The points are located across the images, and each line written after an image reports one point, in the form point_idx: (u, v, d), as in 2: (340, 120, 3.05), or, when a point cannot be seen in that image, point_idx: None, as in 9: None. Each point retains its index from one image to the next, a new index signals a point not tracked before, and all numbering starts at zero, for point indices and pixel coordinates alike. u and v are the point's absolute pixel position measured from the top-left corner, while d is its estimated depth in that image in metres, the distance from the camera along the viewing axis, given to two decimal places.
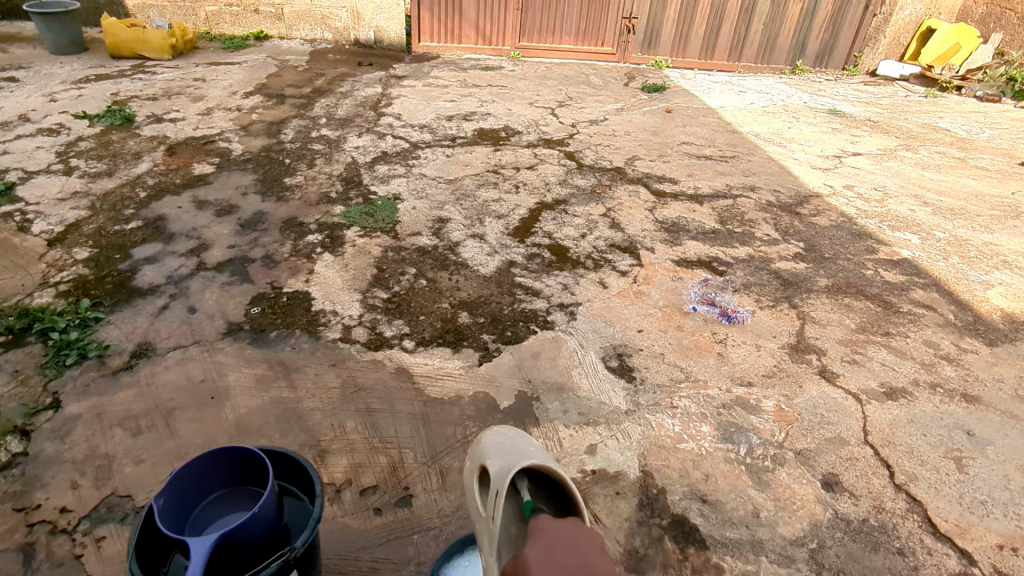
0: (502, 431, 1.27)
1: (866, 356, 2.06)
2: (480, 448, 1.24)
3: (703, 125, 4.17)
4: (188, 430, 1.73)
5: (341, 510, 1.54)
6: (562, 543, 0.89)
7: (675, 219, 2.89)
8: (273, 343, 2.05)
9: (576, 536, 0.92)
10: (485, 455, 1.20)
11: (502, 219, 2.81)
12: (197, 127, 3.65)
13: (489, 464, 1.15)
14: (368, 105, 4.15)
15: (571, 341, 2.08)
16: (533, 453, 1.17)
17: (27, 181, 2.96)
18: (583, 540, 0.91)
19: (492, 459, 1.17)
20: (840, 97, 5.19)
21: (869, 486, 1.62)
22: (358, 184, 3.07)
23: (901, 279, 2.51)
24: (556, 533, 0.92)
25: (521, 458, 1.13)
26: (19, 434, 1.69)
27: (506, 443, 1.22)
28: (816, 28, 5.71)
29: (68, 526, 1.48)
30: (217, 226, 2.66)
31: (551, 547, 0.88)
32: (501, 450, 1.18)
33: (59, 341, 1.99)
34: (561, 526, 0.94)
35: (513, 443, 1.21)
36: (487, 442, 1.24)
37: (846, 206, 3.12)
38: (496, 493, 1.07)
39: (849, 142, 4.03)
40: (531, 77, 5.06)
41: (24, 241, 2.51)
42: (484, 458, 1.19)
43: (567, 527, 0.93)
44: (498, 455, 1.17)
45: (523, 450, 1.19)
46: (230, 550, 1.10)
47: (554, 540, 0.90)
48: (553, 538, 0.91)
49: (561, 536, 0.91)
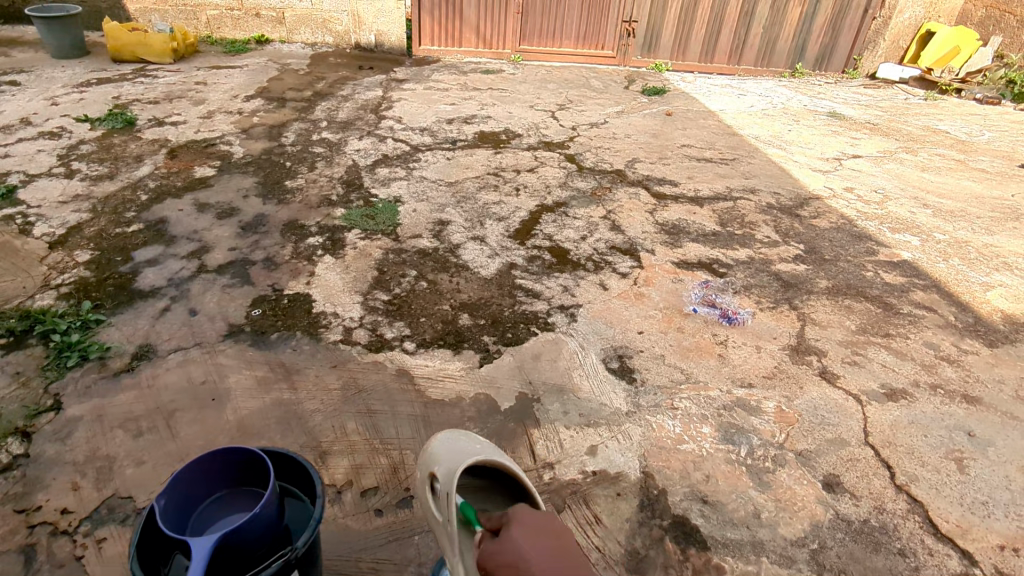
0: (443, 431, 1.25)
1: (866, 358, 2.07)
2: (426, 452, 1.22)
3: (703, 128, 4.18)
4: (189, 431, 1.73)
5: (341, 511, 1.54)
6: (545, 532, 0.90)
7: (675, 221, 2.90)
8: (274, 345, 2.05)
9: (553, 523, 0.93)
10: (430, 457, 1.19)
11: (502, 222, 2.82)
12: (198, 130, 3.66)
13: (434, 467, 1.14)
14: (369, 108, 4.17)
15: (572, 342, 2.09)
16: (477, 447, 1.17)
17: (28, 184, 2.97)
18: (557, 530, 0.92)
19: (439, 463, 1.14)
20: (841, 100, 5.19)
21: (869, 487, 1.62)
22: (359, 187, 3.08)
23: (901, 281, 2.51)
24: (531, 519, 0.93)
25: (465, 455, 1.12)
26: (19, 436, 1.69)
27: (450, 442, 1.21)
28: (816, 32, 5.73)
29: (69, 527, 1.49)
30: (217, 229, 2.67)
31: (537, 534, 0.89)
32: (447, 451, 1.17)
33: (60, 343, 2.00)
34: (535, 514, 0.95)
35: (457, 441, 1.20)
36: (431, 445, 1.22)
37: (846, 208, 3.12)
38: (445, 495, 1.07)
39: (849, 145, 4.04)
40: (531, 80, 5.07)
41: (25, 244, 2.52)
42: (430, 460, 1.18)
43: (540, 517, 0.94)
44: (443, 455, 1.16)
45: (467, 447, 1.17)
46: (232, 550, 1.10)
47: (534, 526, 0.91)
48: (534, 525, 0.92)
49: (539, 524, 0.92)
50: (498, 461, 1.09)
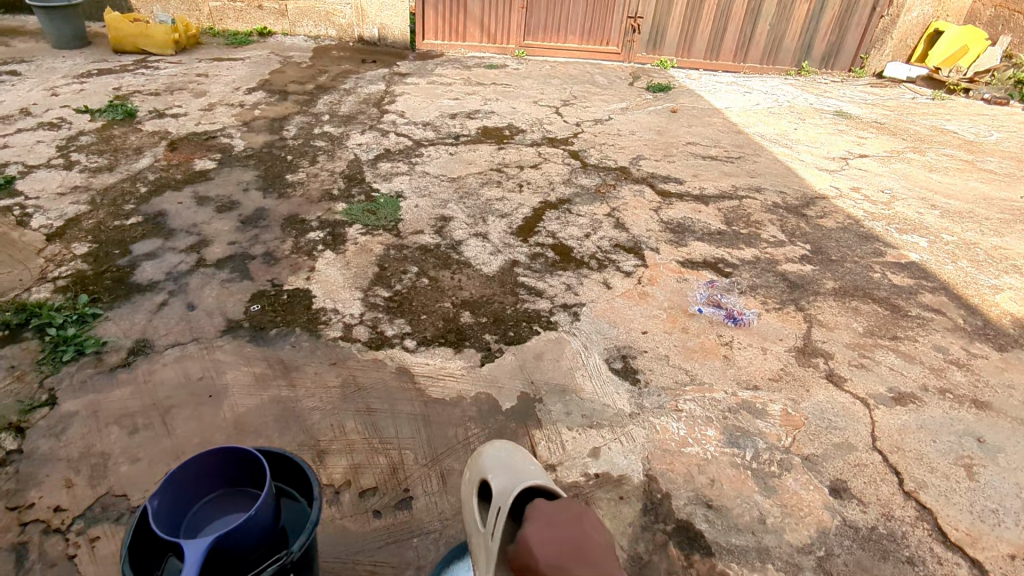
0: (503, 446, 1.22)
1: (874, 361, 2.03)
2: (480, 464, 1.19)
3: (708, 126, 4.14)
4: (186, 428, 1.71)
5: (339, 512, 1.51)
6: (559, 522, 0.94)
7: (680, 220, 2.86)
8: (272, 341, 2.02)
9: (566, 514, 0.97)
10: (484, 470, 1.16)
11: (505, 218, 2.79)
12: (199, 122, 3.63)
13: (492, 481, 1.11)
14: (371, 102, 4.13)
15: (575, 341, 2.06)
16: (535, 475, 1.14)
17: (27, 175, 2.94)
18: (572, 516, 0.96)
19: (496, 479, 1.12)
20: (847, 98, 5.15)
21: (877, 493, 1.59)
22: (360, 182, 3.05)
23: (909, 282, 2.48)
24: (546, 513, 0.97)
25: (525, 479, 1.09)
26: (13, 431, 1.67)
27: (508, 460, 1.18)
28: (823, 29, 5.67)
29: (62, 525, 1.46)
30: (217, 222, 2.64)
31: (548, 529, 0.93)
32: (506, 471, 1.14)
33: (56, 337, 1.97)
34: (549, 506, 0.99)
35: (517, 463, 1.17)
36: (486, 457, 1.19)
37: (854, 208, 3.09)
38: (494, 509, 1.04)
39: (856, 144, 4.00)
40: (534, 76, 5.03)
41: (23, 236, 2.50)
42: (484, 473, 1.15)
43: (555, 506, 0.99)
44: (501, 473, 1.13)
45: (526, 470, 1.15)
46: (228, 552, 1.07)
47: (548, 520, 0.94)
48: (547, 520, 0.95)
49: (553, 515, 0.96)
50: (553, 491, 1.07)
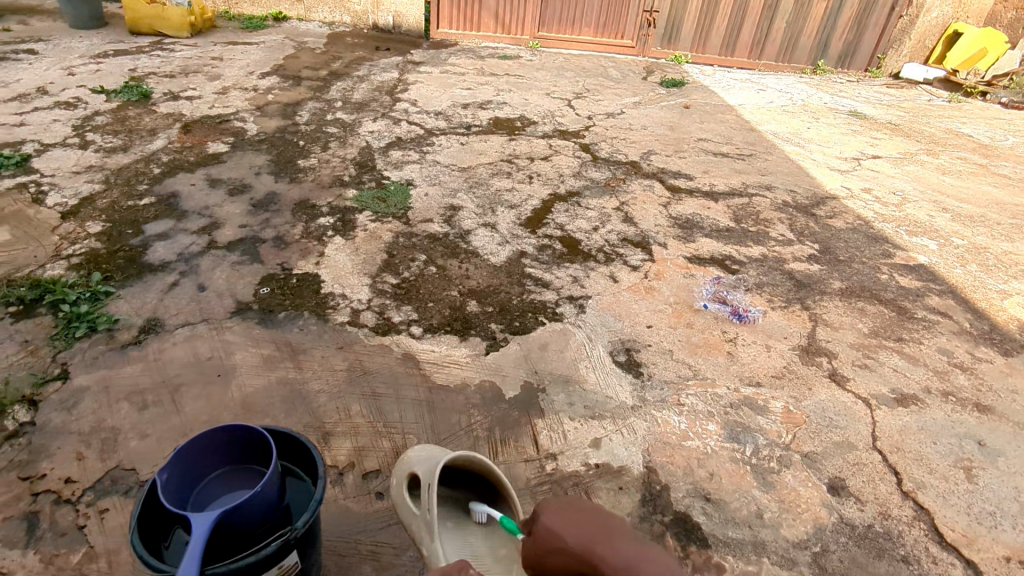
0: (423, 447, 1.40)
1: (878, 361, 2.04)
2: (406, 463, 1.36)
3: (721, 122, 4.12)
4: (194, 406, 1.74)
5: (343, 493, 1.54)
6: (574, 508, 0.91)
7: (689, 216, 2.86)
8: (281, 324, 2.05)
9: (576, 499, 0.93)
10: (412, 465, 1.33)
11: (514, 209, 2.80)
12: (213, 105, 3.65)
13: (419, 472, 1.29)
14: (384, 90, 4.14)
15: (580, 333, 2.07)
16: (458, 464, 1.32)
17: (43, 154, 2.98)
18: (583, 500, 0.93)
19: (424, 469, 1.29)
20: (862, 98, 5.11)
21: (875, 492, 1.60)
22: (371, 169, 3.06)
23: (917, 285, 2.48)
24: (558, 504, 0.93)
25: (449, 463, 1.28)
26: (26, 404, 1.71)
27: (429, 455, 1.36)
28: (840, 28, 5.61)
29: (72, 496, 1.49)
30: (229, 205, 2.67)
31: (568, 517, 0.90)
32: (428, 462, 1.31)
33: (69, 313, 2.01)
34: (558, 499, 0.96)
35: (436, 455, 1.35)
36: (412, 456, 1.37)
37: (864, 209, 3.08)
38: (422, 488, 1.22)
39: (869, 144, 3.98)
40: (548, 67, 5.02)
41: (38, 213, 2.54)
42: (412, 467, 1.32)
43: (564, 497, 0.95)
44: (425, 464, 1.30)
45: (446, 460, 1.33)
46: (233, 527, 1.09)
47: (564, 510, 0.91)
48: (563, 510, 0.91)
49: (564, 503, 0.93)
50: (476, 458, 1.23)
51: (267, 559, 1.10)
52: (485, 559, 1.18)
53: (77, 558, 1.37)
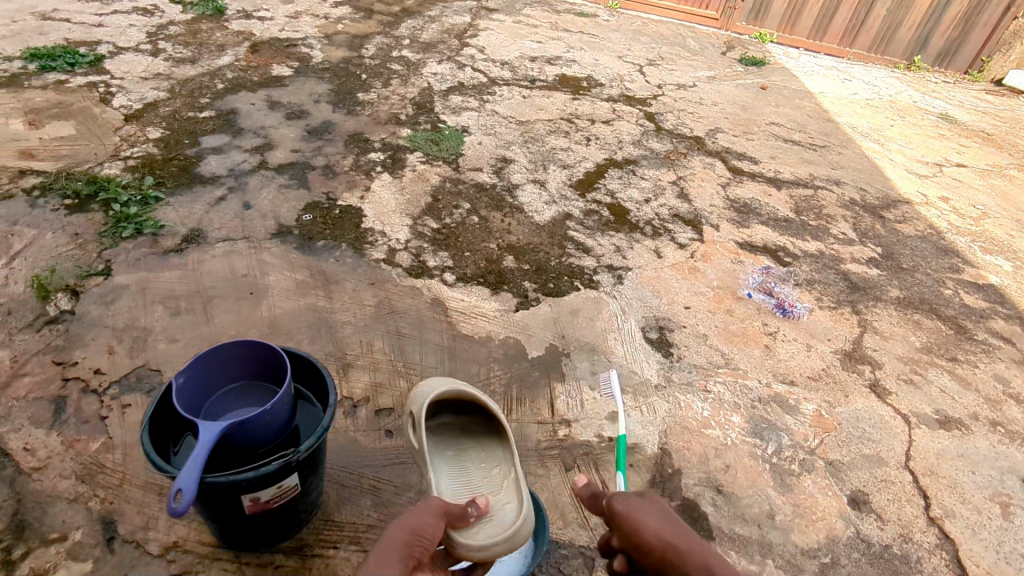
0: (426, 383, 1.34)
1: (925, 379, 1.92)
2: (412, 398, 1.33)
3: (798, 108, 3.90)
4: (224, 319, 1.76)
5: (354, 425, 1.55)
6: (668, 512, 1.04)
7: (747, 200, 2.73)
8: (318, 252, 2.05)
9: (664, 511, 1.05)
10: (411, 401, 1.32)
11: (566, 169, 2.72)
12: (283, 28, 3.63)
13: (413, 406, 1.30)
14: (454, 33, 4.04)
15: (614, 304, 2.02)
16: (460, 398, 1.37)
17: (116, 56, 3.03)
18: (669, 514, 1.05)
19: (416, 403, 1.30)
20: (956, 102, 4.76)
21: (899, 513, 1.52)
22: (429, 111, 3.01)
23: (983, 305, 2.32)
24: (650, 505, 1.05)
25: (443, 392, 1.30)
26: (68, 293, 1.76)
27: (428, 388, 1.33)
28: (945, 23, 5.20)
29: (99, 387, 1.54)
30: (284, 128, 2.67)
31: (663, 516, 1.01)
32: (422, 394, 1.31)
33: (119, 213, 2.05)
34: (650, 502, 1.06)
35: (431, 387, 1.32)
36: (417, 393, 1.33)
37: (938, 218, 2.88)
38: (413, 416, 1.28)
39: (955, 151, 3.71)
40: (624, 30, 4.82)
41: (103, 113, 2.59)
42: (410, 404, 1.31)
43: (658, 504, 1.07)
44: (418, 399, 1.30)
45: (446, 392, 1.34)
46: (239, 438, 1.10)
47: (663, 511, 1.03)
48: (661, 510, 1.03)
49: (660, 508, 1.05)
50: (470, 391, 1.31)
51: (266, 477, 1.10)
52: (478, 484, 1.27)
53: (95, 446, 1.42)
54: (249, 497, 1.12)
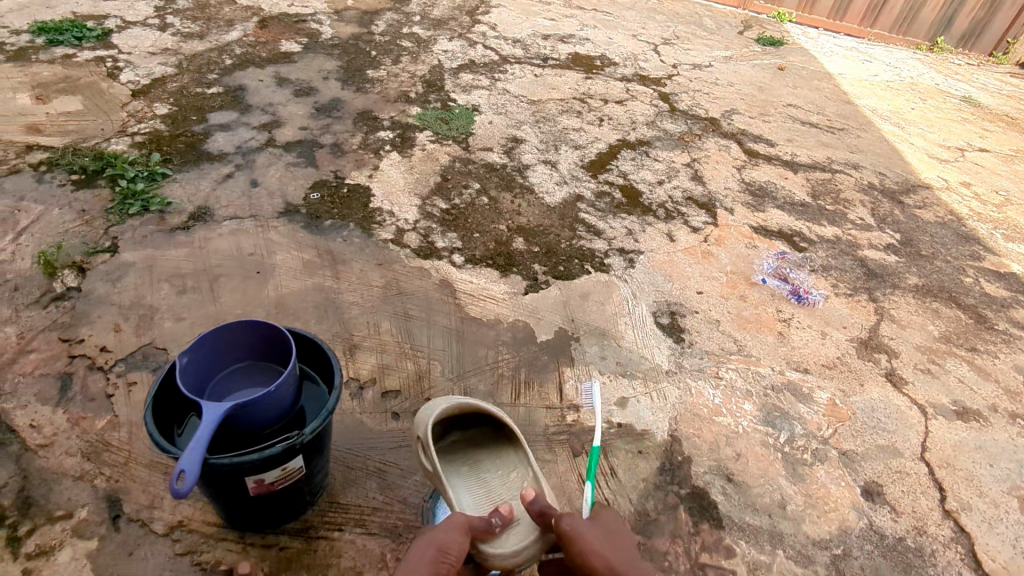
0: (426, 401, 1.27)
1: (942, 369, 1.88)
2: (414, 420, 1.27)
3: (816, 90, 3.81)
4: (230, 298, 1.75)
5: (360, 407, 1.53)
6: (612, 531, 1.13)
7: (763, 183, 2.68)
8: (325, 231, 2.02)
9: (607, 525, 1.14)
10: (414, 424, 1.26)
11: (578, 150, 2.68)
12: (292, 3, 3.57)
13: (417, 427, 1.24)
14: (465, 10, 3.96)
15: (625, 288, 1.98)
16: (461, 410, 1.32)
17: (123, 31, 2.99)
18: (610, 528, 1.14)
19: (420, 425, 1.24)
20: (979, 85, 4.64)
21: (914, 505, 1.50)
22: (439, 89, 2.96)
23: (1004, 294, 2.26)
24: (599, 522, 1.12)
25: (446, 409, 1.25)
26: (75, 270, 1.75)
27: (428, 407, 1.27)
28: (970, 4, 5.06)
29: (105, 365, 1.53)
30: (293, 105, 2.63)
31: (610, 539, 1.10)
32: (423, 416, 1.25)
33: (126, 189, 2.03)
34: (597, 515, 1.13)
35: (431, 406, 1.26)
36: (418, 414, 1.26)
37: (959, 204, 2.82)
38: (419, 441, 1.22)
39: (977, 136, 3.62)
40: (639, 8, 4.71)
41: (111, 88, 2.56)
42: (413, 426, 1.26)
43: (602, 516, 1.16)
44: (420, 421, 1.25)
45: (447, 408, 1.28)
46: (243, 420, 1.08)
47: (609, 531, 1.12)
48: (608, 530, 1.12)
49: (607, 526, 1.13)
50: (472, 404, 1.26)
51: (271, 459, 1.08)
52: (499, 494, 1.27)
53: (101, 424, 1.42)
54: (253, 479, 1.11)
